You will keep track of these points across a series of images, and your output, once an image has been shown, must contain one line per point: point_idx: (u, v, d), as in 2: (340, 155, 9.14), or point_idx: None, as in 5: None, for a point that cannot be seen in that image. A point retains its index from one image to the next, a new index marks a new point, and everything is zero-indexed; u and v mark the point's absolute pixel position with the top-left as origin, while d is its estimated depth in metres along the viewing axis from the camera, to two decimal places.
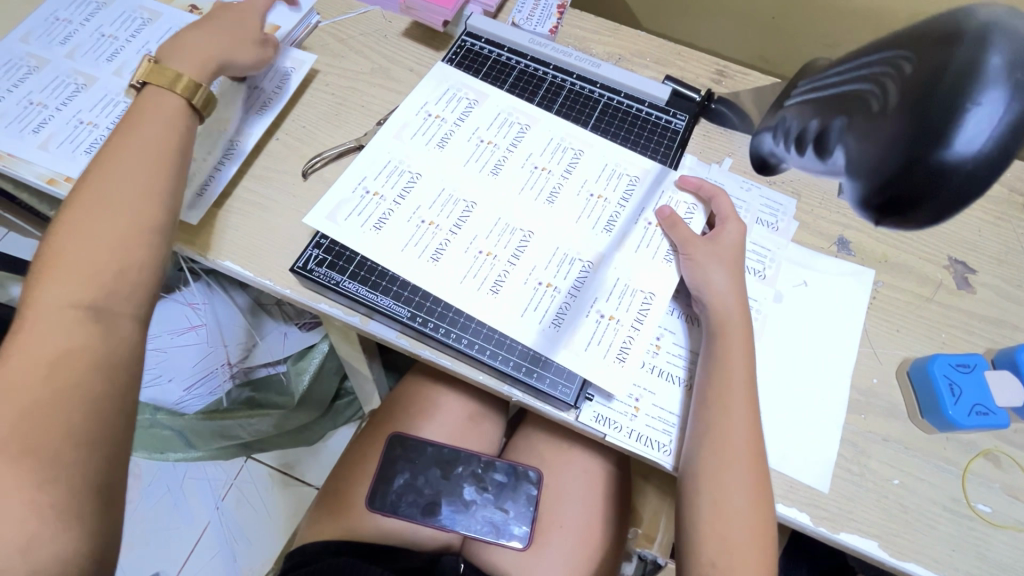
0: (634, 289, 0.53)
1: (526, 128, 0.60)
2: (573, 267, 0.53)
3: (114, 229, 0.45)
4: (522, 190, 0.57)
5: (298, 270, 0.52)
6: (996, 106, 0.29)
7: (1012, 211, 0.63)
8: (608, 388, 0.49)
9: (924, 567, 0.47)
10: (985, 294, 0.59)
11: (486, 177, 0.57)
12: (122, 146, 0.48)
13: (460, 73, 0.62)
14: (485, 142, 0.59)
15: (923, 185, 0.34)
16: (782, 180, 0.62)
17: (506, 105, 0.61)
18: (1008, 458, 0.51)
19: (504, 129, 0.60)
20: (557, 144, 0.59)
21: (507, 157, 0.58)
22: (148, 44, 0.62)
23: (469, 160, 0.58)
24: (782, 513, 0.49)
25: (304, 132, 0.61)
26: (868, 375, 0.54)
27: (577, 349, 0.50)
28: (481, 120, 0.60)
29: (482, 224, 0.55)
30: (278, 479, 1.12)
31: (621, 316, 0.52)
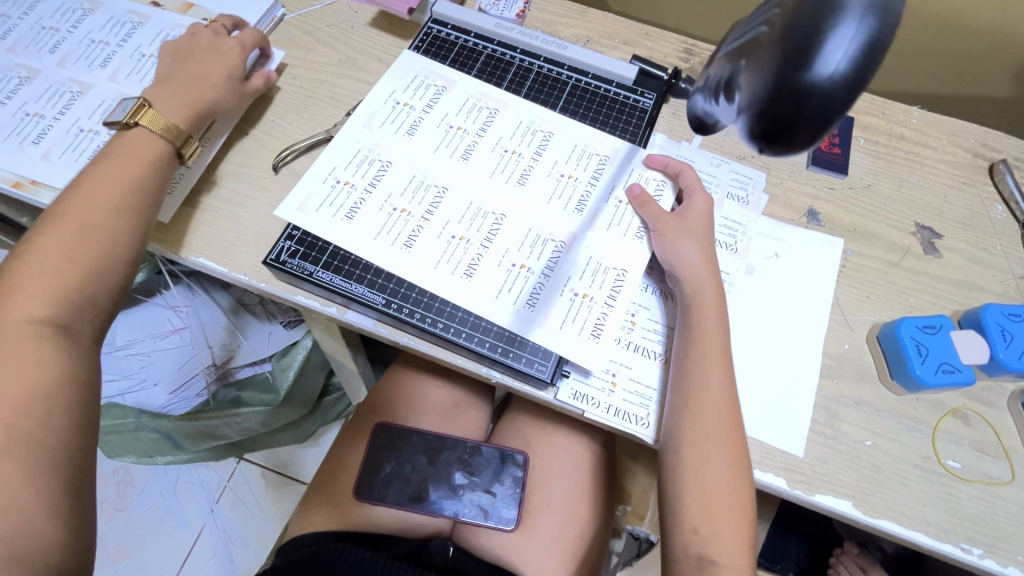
0: (606, 267, 0.54)
1: (495, 112, 0.60)
2: (546, 248, 0.54)
3: (77, 251, 0.45)
4: (492, 173, 0.57)
5: (270, 262, 0.52)
6: (851, 28, 0.27)
7: (974, 176, 0.64)
8: (585, 364, 0.50)
9: (897, 523, 0.49)
10: (952, 258, 0.60)
11: (456, 162, 0.57)
12: (99, 170, 0.49)
13: (426, 60, 0.62)
14: (454, 128, 0.59)
15: (788, 112, 0.29)
16: (751, 155, 0.63)
17: (474, 90, 0.61)
18: (977, 415, 0.53)
19: (474, 114, 0.60)
20: (527, 128, 0.60)
21: (477, 142, 0.58)
22: (92, 34, 0.62)
23: (439, 146, 0.58)
24: (759, 478, 0.50)
25: (274, 125, 0.61)
26: (839, 341, 0.55)
27: (551, 327, 0.51)
28: (450, 106, 0.60)
29: (455, 209, 0.55)
30: (273, 478, 1.12)
31: (594, 293, 0.52)
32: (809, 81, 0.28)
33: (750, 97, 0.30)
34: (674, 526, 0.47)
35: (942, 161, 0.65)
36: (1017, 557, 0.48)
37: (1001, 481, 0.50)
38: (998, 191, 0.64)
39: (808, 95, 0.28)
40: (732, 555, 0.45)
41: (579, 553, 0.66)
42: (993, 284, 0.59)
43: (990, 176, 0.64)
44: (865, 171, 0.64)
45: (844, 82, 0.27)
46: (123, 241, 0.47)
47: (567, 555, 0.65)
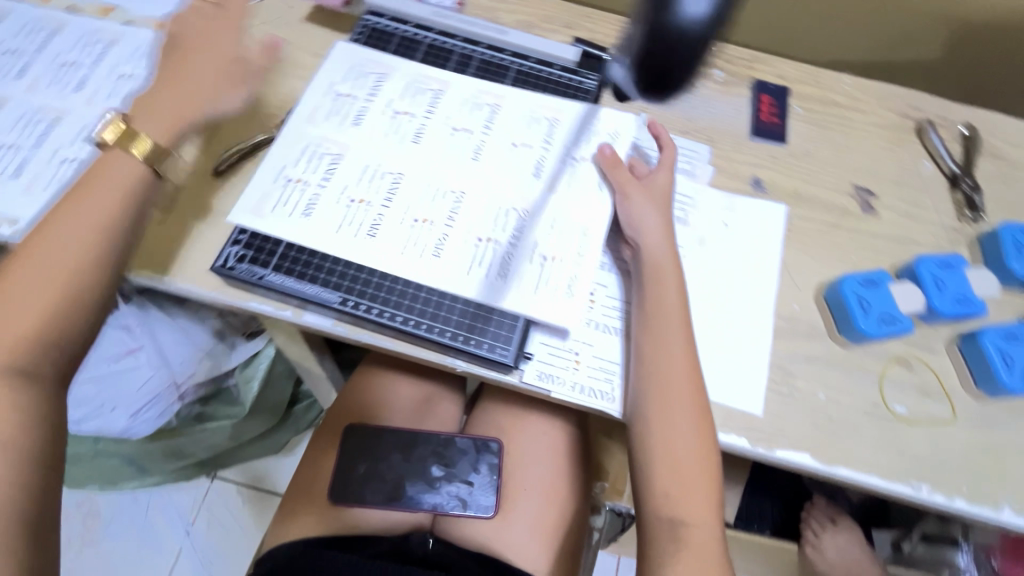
0: (571, 227, 0.54)
1: (439, 92, 0.60)
2: (509, 219, 0.54)
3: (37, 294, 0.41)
4: (446, 152, 0.57)
5: (219, 270, 0.51)
6: None
7: (904, 136, 0.68)
8: (558, 318, 0.51)
9: (852, 469, 0.51)
10: (888, 215, 0.63)
11: (408, 145, 0.57)
12: None
13: (363, 49, 0.61)
14: (401, 113, 0.58)
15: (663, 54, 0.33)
16: (695, 130, 0.65)
17: (416, 74, 0.61)
18: (919, 361, 0.56)
19: (419, 98, 0.59)
20: (473, 102, 0.60)
21: (426, 123, 0.58)
22: (60, 55, 0.60)
23: (389, 133, 0.57)
24: (723, 440, 0.52)
25: (212, 129, 0.59)
26: (789, 302, 0.58)
27: (525, 292, 0.51)
28: (394, 93, 0.59)
29: (413, 193, 0.54)
30: (248, 495, 1.09)
31: (564, 256, 0.53)
32: (679, 22, 0.31)
33: (633, 50, 0.34)
34: (645, 493, 0.49)
35: (873, 124, 0.68)
36: (961, 489, 0.51)
37: (944, 420, 0.54)
38: (926, 149, 0.67)
39: (678, 36, 0.31)
40: (701, 514, 0.47)
41: (560, 533, 0.67)
42: (926, 237, 0.62)
43: (918, 136, 0.68)
44: (803, 138, 0.66)
45: (706, 22, 0.31)
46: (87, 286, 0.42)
47: (548, 536, 0.66)
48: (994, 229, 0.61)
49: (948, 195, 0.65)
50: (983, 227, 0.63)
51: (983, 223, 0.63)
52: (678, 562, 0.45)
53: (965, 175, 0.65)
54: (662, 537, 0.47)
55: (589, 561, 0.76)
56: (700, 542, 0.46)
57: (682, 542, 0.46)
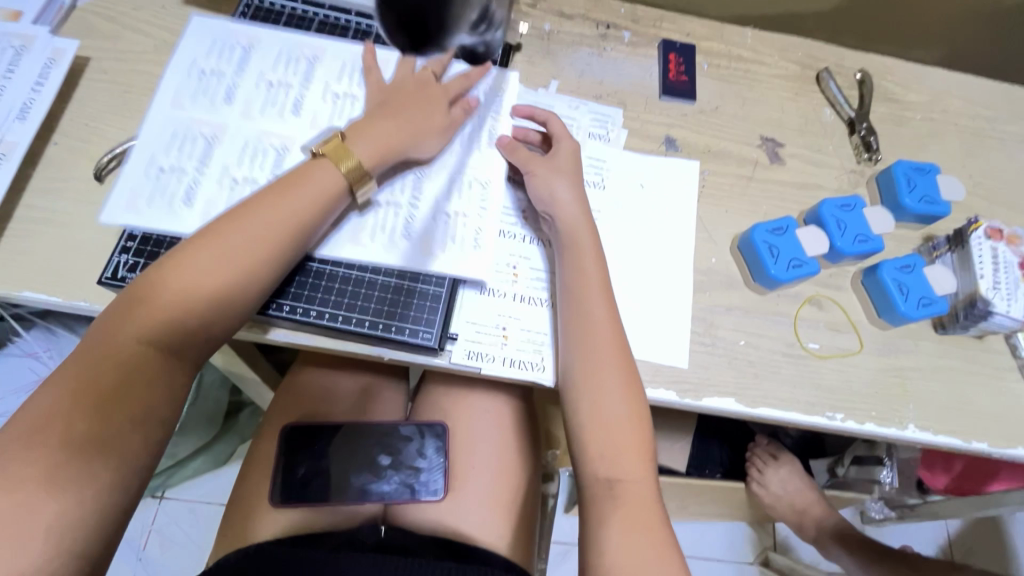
0: (472, 181, 0.56)
1: (314, 60, 0.57)
2: (406, 181, 0.55)
3: (115, 341, 0.41)
4: (331, 121, 0.55)
5: (107, 281, 0.47)
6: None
7: (805, 85, 0.70)
8: (471, 274, 0.52)
9: (773, 408, 0.54)
10: (794, 163, 0.65)
11: (287, 118, 0.55)
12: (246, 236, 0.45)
13: (222, 22, 0.57)
14: (275, 85, 0.56)
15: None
16: (607, 94, 0.65)
17: (285, 42, 0.58)
18: (828, 300, 0.59)
19: (292, 66, 0.57)
20: (352, 68, 0.58)
21: (303, 94, 0.56)
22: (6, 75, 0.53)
23: (265, 106, 0.55)
24: (651, 395, 0.53)
25: (89, 130, 0.54)
26: (707, 256, 0.59)
27: (434, 253, 0.52)
28: (263, 64, 0.56)
29: (305, 162, 0.53)
30: (201, 510, 1.05)
31: (466, 210, 0.54)
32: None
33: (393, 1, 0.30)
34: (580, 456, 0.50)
35: (776, 75, 0.70)
36: (871, 412, 0.55)
37: (852, 351, 0.57)
38: (825, 96, 0.70)
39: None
40: (635, 473, 0.48)
41: (512, 504, 0.67)
42: (829, 181, 0.65)
43: (818, 85, 0.70)
44: (711, 93, 0.67)
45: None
46: (235, 318, 0.46)
47: (503, 510, 0.67)
48: (889, 167, 0.64)
49: (847, 139, 0.68)
50: (880, 167, 0.67)
51: (880, 163, 0.67)
52: (617, 520, 0.46)
53: (861, 119, 0.68)
54: (600, 498, 0.47)
55: (547, 528, 0.77)
56: (635, 498, 0.47)
57: (619, 499, 0.47)
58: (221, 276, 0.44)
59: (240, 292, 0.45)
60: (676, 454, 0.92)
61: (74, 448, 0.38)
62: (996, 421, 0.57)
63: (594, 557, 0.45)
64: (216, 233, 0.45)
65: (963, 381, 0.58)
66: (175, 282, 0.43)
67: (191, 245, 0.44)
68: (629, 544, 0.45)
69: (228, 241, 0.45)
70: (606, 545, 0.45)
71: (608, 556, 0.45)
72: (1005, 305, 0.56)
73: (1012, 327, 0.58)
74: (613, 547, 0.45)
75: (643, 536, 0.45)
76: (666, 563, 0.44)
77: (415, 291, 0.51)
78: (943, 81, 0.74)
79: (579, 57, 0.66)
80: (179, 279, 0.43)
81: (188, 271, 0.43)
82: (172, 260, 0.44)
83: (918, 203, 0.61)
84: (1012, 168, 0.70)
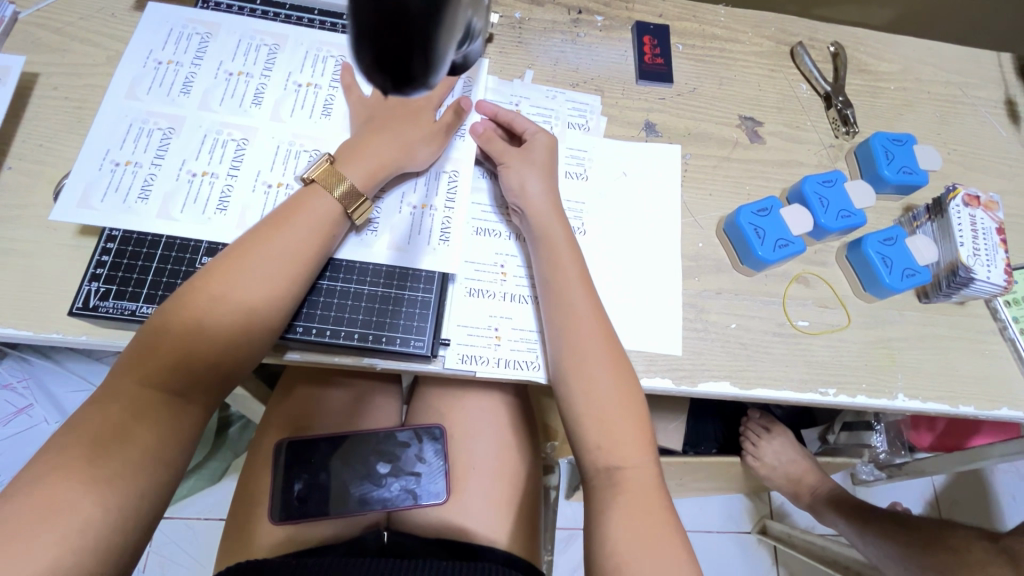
0: (440, 171, 0.55)
1: (276, 48, 0.55)
2: None
3: (126, 389, 0.40)
4: (292, 112, 0.53)
5: (79, 311, 0.45)
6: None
7: (780, 61, 0.70)
8: (440, 268, 0.51)
9: (767, 388, 0.55)
10: (774, 141, 0.65)
11: (248, 110, 0.52)
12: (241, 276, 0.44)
13: (179, 9, 0.55)
14: (234, 75, 0.53)
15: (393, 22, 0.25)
16: (584, 81, 0.64)
17: (245, 30, 0.55)
18: (815, 277, 0.60)
19: (252, 55, 0.54)
20: (315, 56, 0.56)
21: (265, 84, 0.54)
22: None
23: (223, 98, 0.52)
24: (647, 385, 0.53)
25: (44, 151, 0.51)
26: (694, 241, 0.59)
27: (399, 246, 0.52)
28: (223, 53, 0.54)
29: (263, 156, 0.51)
30: (200, 527, 1.04)
31: (432, 203, 0.54)
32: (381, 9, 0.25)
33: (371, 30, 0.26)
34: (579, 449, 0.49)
35: (751, 53, 0.69)
36: (861, 385, 0.56)
37: (840, 326, 0.58)
38: (801, 72, 0.70)
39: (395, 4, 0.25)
40: (636, 465, 0.47)
41: (513, 499, 0.67)
42: (809, 157, 0.65)
43: (793, 60, 0.70)
44: (688, 75, 0.67)
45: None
46: (235, 358, 0.44)
47: (506, 508, 0.67)
48: (868, 140, 0.64)
49: (824, 114, 0.68)
50: (857, 140, 0.67)
51: (857, 136, 0.67)
52: (619, 507, 0.46)
53: (837, 92, 0.68)
54: (601, 487, 0.47)
55: (550, 519, 0.78)
56: (635, 483, 0.47)
57: (620, 487, 0.47)
58: (233, 313, 0.43)
59: (251, 329, 0.44)
60: (672, 434, 0.93)
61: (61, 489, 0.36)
62: (980, 383, 0.58)
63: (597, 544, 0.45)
64: (220, 270, 0.43)
65: (947, 348, 0.59)
66: (185, 324, 0.42)
67: (194, 285, 0.43)
68: (637, 531, 0.44)
69: (232, 277, 0.43)
70: (608, 530, 0.45)
71: (618, 545, 0.44)
72: (985, 272, 0.57)
73: (993, 292, 0.59)
74: (615, 531, 0.45)
75: (647, 520, 0.45)
76: (672, 548, 0.44)
77: (403, 299, 0.50)
78: (914, 50, 0.74)
79: (553, 45, 0.65)
80: (188, 320, 0.42)
81: (196, 312, 0.42)
82: (176, 303, 0.42)
83: (898, 174, 0.62)
84: (984, 133, 0.71)
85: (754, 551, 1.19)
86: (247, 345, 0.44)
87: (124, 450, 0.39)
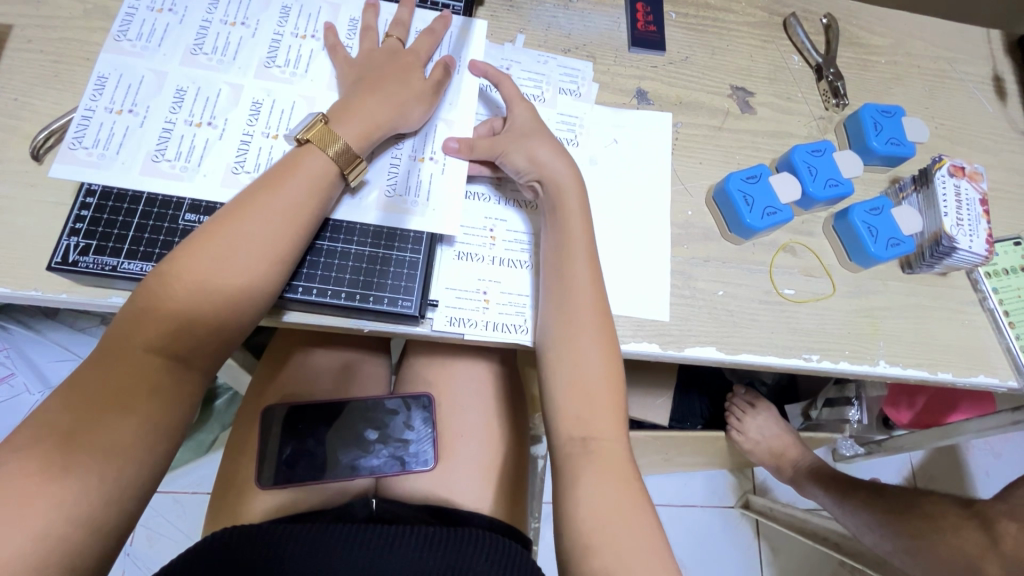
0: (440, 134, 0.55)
1: (258, 2, 0.54)
2: None
3: (125, 350, 0.39)
4: (272, 64, 0.52)
5: (58, 266, 0.44)
6: None
7: (773, 32, 0.69)
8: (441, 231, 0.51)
9: (751, 353, 0.55)
10: (764, 111, 0.65)
11: (227, 63, 0.51)
12: (231, 231, 0.43)
13: None
14: (222, 27, 0.52)
15: None
16: (575, 47, 0.63)
17: None
18: (802, 247, 0.60)
19: (236, 8, 0.53)
20: (301, 11, 0.54)
21: (249, 39, 0.52)
22: None
23: (206, 52, 0.51)
24: (634, 349, 0.53)
25: (19, 105, 0.50)
26: (684, 209, 0.59)
27: (382, 198, 0.51)
28: (208, 9, 0.52)
29: (242, 112, 0.50)
30: (188, 501, 1.04)
31: (433, 157, 0.54)
32: None
33: None
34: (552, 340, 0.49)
35: (744, 23, 0.69)
36: (844, 352, 0.57)
37: (826, 295, 0.59)
38: (792, 43, 0.69)
39: None
40: (607, 425, 0.46)
41: (498, 469, 0.67)
42: (799, 128, 0.65)
43: (785, 31, 0.70)
44: (680, 43, 0.66)
45: None
46: (235, 313, 0.43)
47: (493, 479, 0.66)
48: (857, 111, 0.64)
49: (815, 85, 0.68)
50: (847, 111, 0.67)
51: (848, 108, 0.67)
52: (592, 470, 0.45)
53: (828, 64, 0.68)
54: (574, 454, 0.46)
55: (537, 488, 0.79)
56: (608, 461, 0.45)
57: (594, 454, 0.46)
58: (226, 277, 0.42)
59: (252, 291, 0.43)
60: (658, 409, 0.94)
61: (30, 441, 0.36)
62: (958, 351, 0.59)
63: (569, 507, 0.44)
64: (211, 235, 0.42)
65: (929, 316, 0.60)
66: (180, 289, 0.41)
67: (189, 245, 0.42)
68: (607, 475, 0.45)
69: (234, 229, 0.43)
70: (587, 492, 0.44)
71: (584, 505, 0.44)
72: (968, 242, 0.58)
73: (974, 262, 0.60)
74: (593, 494, 0.44)
75: (607, 382, 0.48)
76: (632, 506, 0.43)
77: (391, 259, 0.50)
78: (905, 23, 0.74)
79: (544, 9, 0.64)
80: (184, 289, 0.41)
81: (159, 309, 0.41)
82: (149, 300, 0.41)
83: (885, 145, 0.62)
84: (971, 107, 0.72)
85: (737, 525, 1.22)
86: (251, 306, 0.44)
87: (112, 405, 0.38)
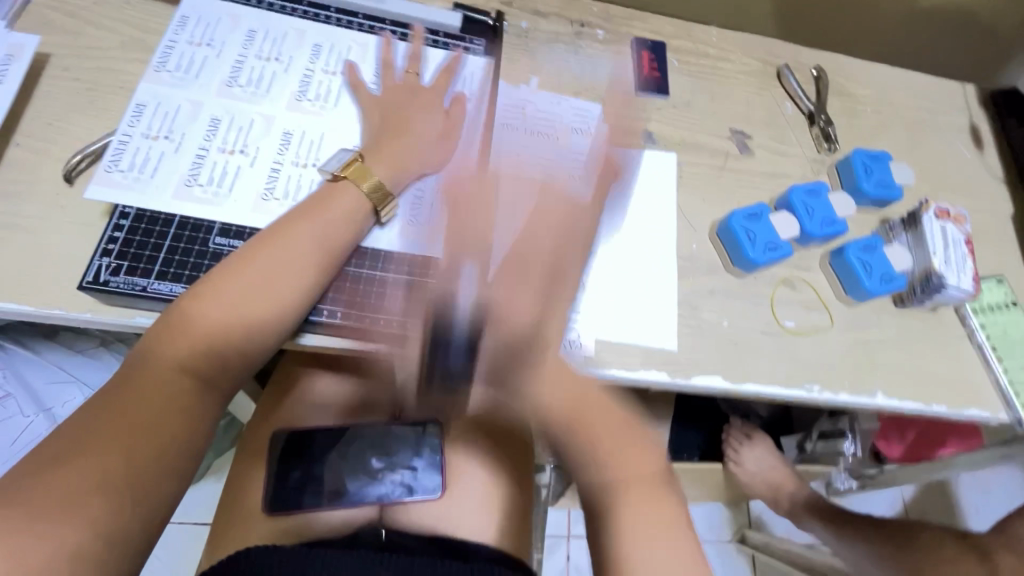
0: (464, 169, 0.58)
1: (292, 40, 0.57)
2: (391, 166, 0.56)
3: (154, 364, 0.41)
4: (303, 99, 0.54)
5: (90, 285, 0.45)
6: None
7: (767, 81, 0.74)
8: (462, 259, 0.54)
9: (755, 382, 0.57)
10: (761, 153, 0.69)
11: (261, 95, 0.54)
12: (267, 255, 0.45)
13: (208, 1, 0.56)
14: (256, 62, 0.55)
15: None
16: (585, 90, 0.67)
17: (263, 24, 0.57)
18: (801, 281, 0.63)
19: (269, 45, 0.56)
20: (331, 50, 0.58)
21: (282, 74, 0.55)
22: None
23: (241, 85, 0.54)
24: (644, 377, 0.55)
25: (53, 129, 0.52)
26: (688, 243, 0.62)
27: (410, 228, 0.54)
28: (244, 45, 0.55)
29: (272, 141, 0.52)
30: (176, 531, 1.00)
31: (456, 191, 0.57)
32: None
33: None
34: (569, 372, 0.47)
35: (741, 72, 0.74)
36: (844, 383, 0.59)
37: (824, 327, 0.61)
38: (786, 91, 0.74)
39: None
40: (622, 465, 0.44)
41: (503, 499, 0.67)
42: (795, 169, 0.69)
43: (779, 81, 0.75)
44: (681, 88, 0.70)
45: None
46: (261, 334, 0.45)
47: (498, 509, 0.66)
48: (848, 156, 0.69)
49: (808, 131, 0.72)
50: (837, 155, 0.72)
51: (838, 152, 0.72)
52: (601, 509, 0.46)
53: (819, 112, 0.73)
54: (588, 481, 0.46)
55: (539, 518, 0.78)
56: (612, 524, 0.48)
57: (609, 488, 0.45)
58: (259, 298, 0.44)
59: (280, 313, 0.45)
60: None
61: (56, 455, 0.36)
62: (949, 384, 0.62)
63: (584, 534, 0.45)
64: (247, 259, 0.45)
65: (921, 350, 0.63)
66: (214, 307, 0.43)
67: (230, 264, 0.45)
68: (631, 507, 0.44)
69: (261, 260, 0.45)
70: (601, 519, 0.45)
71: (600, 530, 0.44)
72: (956, 279, 0.62)
73: (962, 298, 0.63)
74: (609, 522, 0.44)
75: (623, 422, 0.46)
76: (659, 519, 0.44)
77: (413, 286, 0.52)
78: (887, 76, 0.80)
79: (557, 54, 0.67)
80: (217, 307, 0.43)
81: (192, 325, 0.43)
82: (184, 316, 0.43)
83: (875, 188, 0.67)
84: (950, 154, 0.77)
85: (734, 560, 1.21)
86: (275, 329, 0.45)
87: (123, 431, 0.38)
